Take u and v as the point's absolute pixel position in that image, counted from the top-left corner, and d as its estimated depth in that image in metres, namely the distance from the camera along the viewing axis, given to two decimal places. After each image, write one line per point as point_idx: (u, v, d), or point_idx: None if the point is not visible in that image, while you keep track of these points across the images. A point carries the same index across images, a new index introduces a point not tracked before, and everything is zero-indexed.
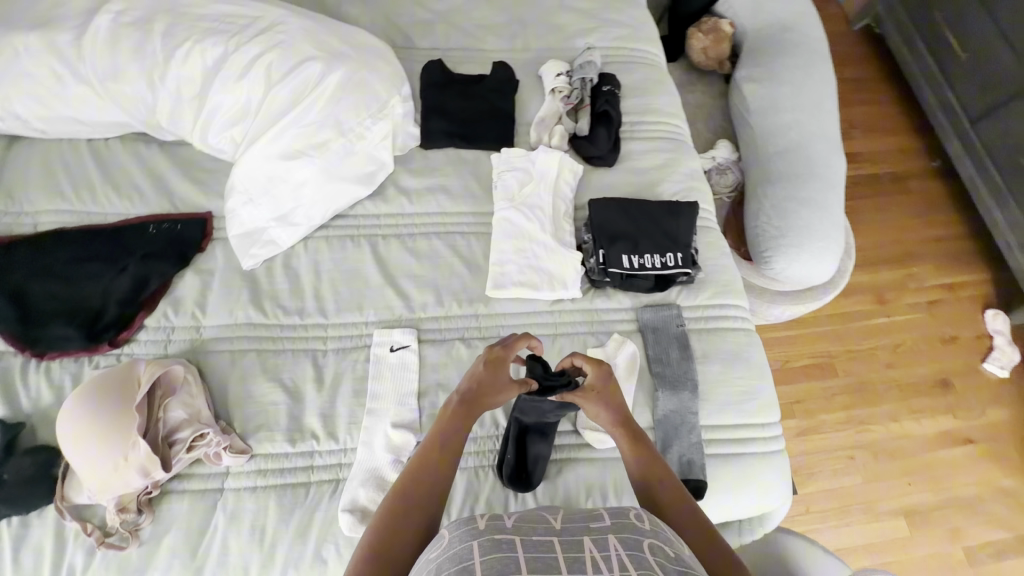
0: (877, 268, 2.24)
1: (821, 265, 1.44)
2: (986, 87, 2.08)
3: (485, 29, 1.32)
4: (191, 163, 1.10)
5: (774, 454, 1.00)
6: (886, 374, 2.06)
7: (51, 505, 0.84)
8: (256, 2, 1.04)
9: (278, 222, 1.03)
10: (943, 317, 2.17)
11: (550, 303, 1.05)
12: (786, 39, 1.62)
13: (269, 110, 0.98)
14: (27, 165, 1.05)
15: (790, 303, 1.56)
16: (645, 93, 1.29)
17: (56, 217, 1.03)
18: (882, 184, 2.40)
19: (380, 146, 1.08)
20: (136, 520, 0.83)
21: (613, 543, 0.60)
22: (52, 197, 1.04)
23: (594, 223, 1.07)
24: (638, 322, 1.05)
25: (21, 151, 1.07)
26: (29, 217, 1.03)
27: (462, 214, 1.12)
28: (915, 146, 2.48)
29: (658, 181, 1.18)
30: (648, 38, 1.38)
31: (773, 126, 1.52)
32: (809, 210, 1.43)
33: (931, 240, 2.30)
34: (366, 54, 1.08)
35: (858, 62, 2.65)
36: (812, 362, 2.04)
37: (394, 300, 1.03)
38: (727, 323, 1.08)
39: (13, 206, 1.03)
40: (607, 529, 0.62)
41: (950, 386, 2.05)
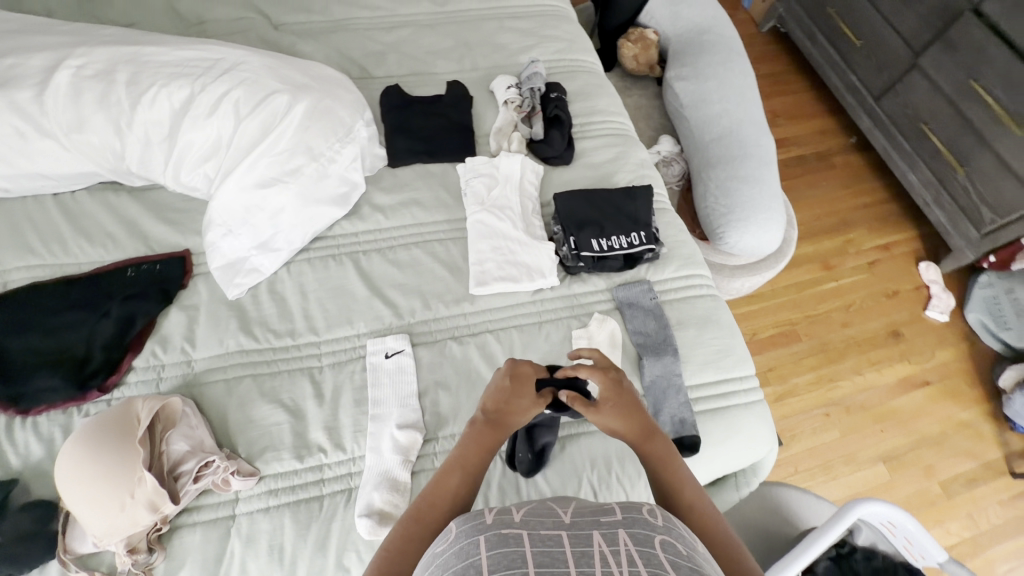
0: (818, 238, 2.43)
1: (769, 235, 1.57)
2: (882, 67, 2.35)
3: (435, 55, 1.42)
4: (163, 205, 1.12)
5: (756, 403, 1.08)
6: (843, 332, 2.22)
7: (53, 561, 0.81)
8: (216, 46, 1.09)
9: (260, 250, 1.05)
10: (883, 274, 2.37)
11: (531, 293, 1.11)
12: (705, 40, 1.79)
13: (240, 144, 1.02)
14: None
15: (748, 274, 1.69)
16: (589, 97, 1.40)
17: (27, 273, 1.02)
18: (810, 163, 2.63)
19: (351, 168, 1.14)
20: (148, 559, 0.82)
21: (624, 538, 0.54)
22: (21, 253, 1.03)
23: (562, 214, 1.15)
24: (615, 300, 1.12)
25: None
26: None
27: (437, 223, 1.18)
28: (832, 126, 2.75)
29: (613, 172, 1.29)
30: (584, 49, 1.51)
31: (707, 116, 1.67)
32: (750, 186, 1.57)
33: (860, 207, 2.53)
34: (327, 84, 1.14)
35: (771, 58, 2.93)
36: (776, 331, 2.18)
37: (383, 310, 1.06)
38: (694, 291, 1.17)
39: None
40: (618, 523, 0.56)
41: (901, 336, 2.23)
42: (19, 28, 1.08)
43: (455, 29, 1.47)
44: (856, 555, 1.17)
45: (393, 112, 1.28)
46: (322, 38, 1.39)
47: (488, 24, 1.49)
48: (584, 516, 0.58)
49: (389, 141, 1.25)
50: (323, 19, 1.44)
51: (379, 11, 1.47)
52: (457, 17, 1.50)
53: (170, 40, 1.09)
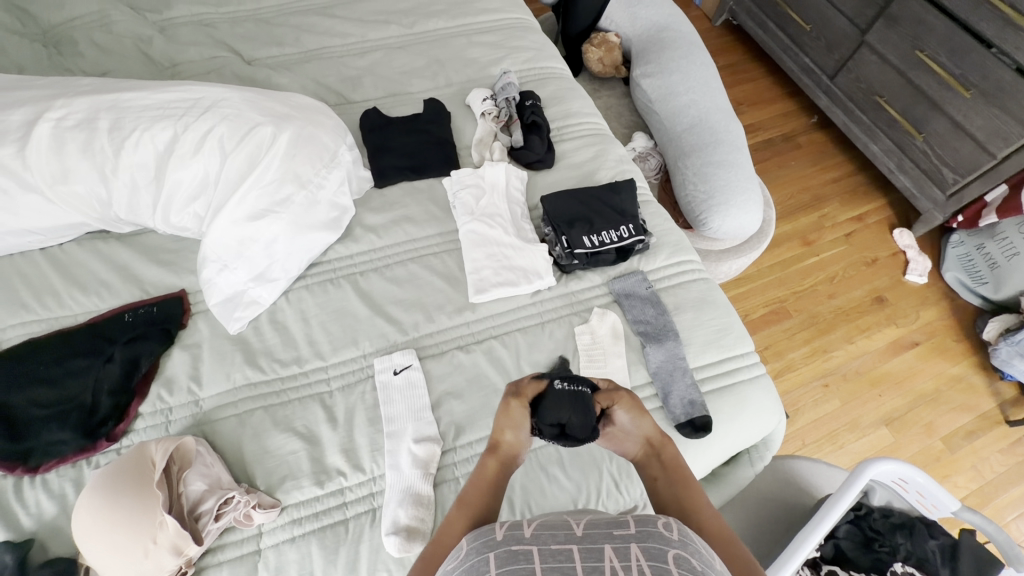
0: (795, 216, 2.51)
1: (750, 216, 1.62)
2: (833, 48, 2.46)
3: (408, 74, 1.44)
4: (154, 248, 1.11)
5: (760, 378, 1.11)
6: (831, 304, 2.28)
7: None
8: (194, 86, 1.10)
9: (259, 281, 1.06)
10: (861, 244, 2.45)
11: (531, 295, 1.13)
12: (665, 37, 1.86)
13: (229, 179, 1.03)
14: None
15: (734, 257, 1.73)
16: (563, 101, 1.44)
17: (21, 330, 1.01)
18: (777, 145, 2.72)
19: (340, 193, 1.15)
20: None
21: (636, 554, 0.52)
22: (12, 311, 1.02)
23: (551, 215, 1.18)
24: (612, 293, 1.15)
25: None
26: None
27: (429, 236, 1.19)
28: (794, 108, 2.85)
29: (595, 170, 1.32)
30: (552, 56, 1.55)
31: (676, 109, 1.73)
32: (726, 171, 1.61)
33: (831, 182, 2.62)
34: (308, 112, 1.16)
35: (728, 50, 3.03)
36: (767, 310, 2.23)
37: (387, 328, 1.07)
38: (686, 276, 1.20)
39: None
40: (632, 536, 0.55)
41: (885, 301, 2.30)
42: None
43: (425, 49, 1.50)
44: (873, 515, 1.20)
45: (374, 133, 1.30)
46: (296, 69, 1.41)
47: (456, 40, 1.53)
48: (598, 528, 0.56)
49: (373, 162, 1.27)
50: (294, 50, 1.46)
51: (350, 38, 1.50)
52: (426, 38, 1.54)
53: (147, 84, 1.10)
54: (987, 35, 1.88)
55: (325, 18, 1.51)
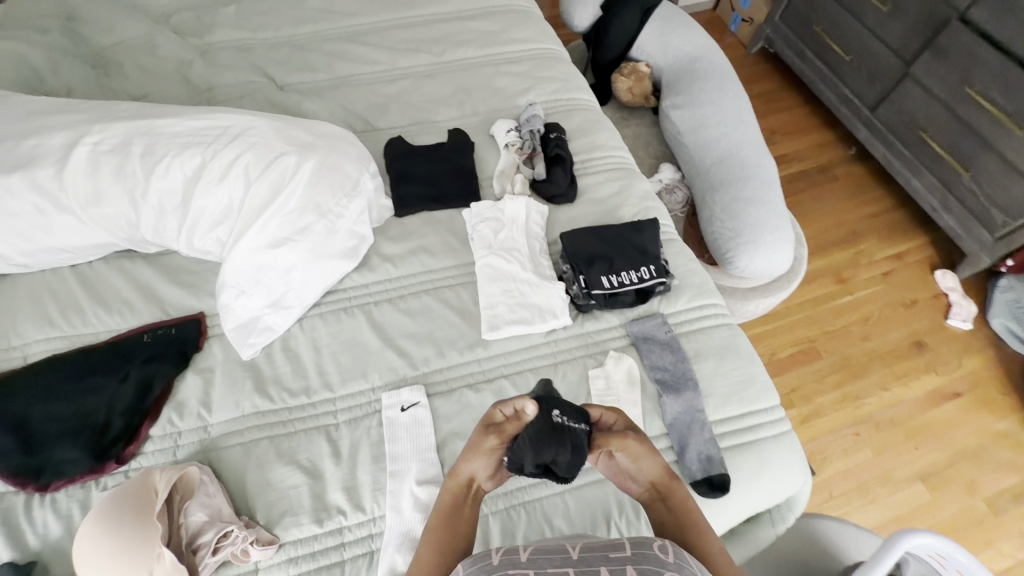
0: (829, 251, 2.41)
1: (780, 256, 1.55)
2: (875, 80, 2.37)
3: (435, 103, 1.45)
4: (177, 269, 1.14)
5: (784, 435, 1.05)
6: (865, 346, 2.16)
7: None
8: (224, 114, 1.12)
9: (276, 307, 1.06)
10: (899, 284, 2.33)
11: (545, 335, 1.10)
12: (697, 68, 1.83)
13: (251, 206, 1.04)
14: (13, 301, 1.07)
15: (761, 296, 1.67)
16: (588, 133, 1.42)
17: (46, 346, 1.04)
18: (812, 177, 2.63)
19: (359, 222, 1.16)
20: None
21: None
22: (39, 327, 1.05)
23: (569, 253, 1.15)
24: (629, 336, 1.11)
25: (5, 288, 1.08)
26: (18, 349, 1.03)
27: (446, 269, 1.18)
28: (831, 139, 2.76)
29: (618, 206, 1.29)
30: (580, 87, 1.54)
31: (705, 142, 1.69)
32: (756, 208, 1.56)
33: (868, 218, 2.51)
34: (333, 141, 1.17)
35: (764, 77, 2.97)
36: (795, 349, 2.13)
37: (398, 361, 1.06)
38: (709, 321, 1.16)
39: (1, 341, 1.03)
40: (627, 559, 0.56)
41: (925, 346, 2.17)
42: (39, 108, 1.12)
43: (453, 78, 1.51)
44: None
45: (396, 161, 1.30)
46: (326, 95, 1.43)
47: (485, 70, 1.53)
48: (593, 552, 0.58)
49: (394, 191, 1.27)
50: (326, 76, 1.48)
51: (380, 65, 1.52)
52: (454, 66, 1.55)
53: (181, 110, 1.13)
54: None
55: (358, 45, 1.54)
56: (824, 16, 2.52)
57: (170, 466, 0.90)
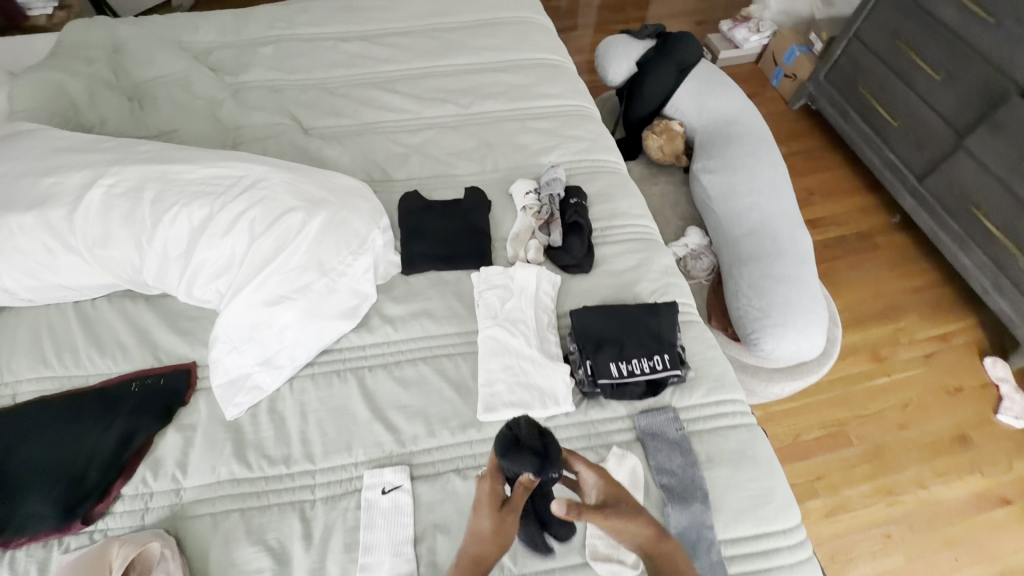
0: (865, 325, 2.25)
1: (810, 340, 1.44)
2: (924, 148, 2.25)
3: (456, 156, 1.42)
4: (176, 314, 1.12)
5: (803, 565, 0.93)
6: (901, 436, 1.99)
7: None
8: (240, 163, 1.11)
9: (268, 366, 1.02)
10: (944, 369, 2.15)
11: (544, 420, 1.03)
12: (732, 132, 1.76)
13: (254, 262, 1.01)
14: (13, 335, 1.07)
15: (787, 379, 1.55)
16: (611, 198, 1.37)
17: (37, 385, 1.02)
18: (851, 244, 2.49)
19: (363, 281, 1.12)
20: None
21: None
22: (34, 365, 1.04)
23: (578, 332, 1.09)
24: (636, 429, 1.02)
25: (8, 321, 1.08)
26: (9, 387, 1.02)
27: (447, 336, 1.13)
28: (874, 205, 2.62)
29: (636, 280, 1.22)
30: (606, 148, 1.49)
31: (736, 211, 1.61)
32: (787, 287, 1.46)
33: (911, 292, 2.35)
34: (345, 196, 1.15)
35: (804, 135, 2.87)
36: (822, 432, 1.98)
37: (386, 435, 1.00)
38: (726, 420, 1.06)
39: None
40: None
41: (970, 442, 1.98)
42: (64, 146, 1.14)
43: (477, 131, 1.49)
44: None
45: (409, 216, 1.27)
46: (348, 141, 1.43)
47: (510, 124, 1.51)
48: None
49: (404, 247, 1.23)
50: (351, 122, 1.48)
51: (405, 114, 1.51)
52: (480, 118, 1.53)
53: (198, 156, 1.13)
54: None
55: (386, 92, 1.54)
56: (872, 79, 2.43)
57: (133, 536, 0.86)
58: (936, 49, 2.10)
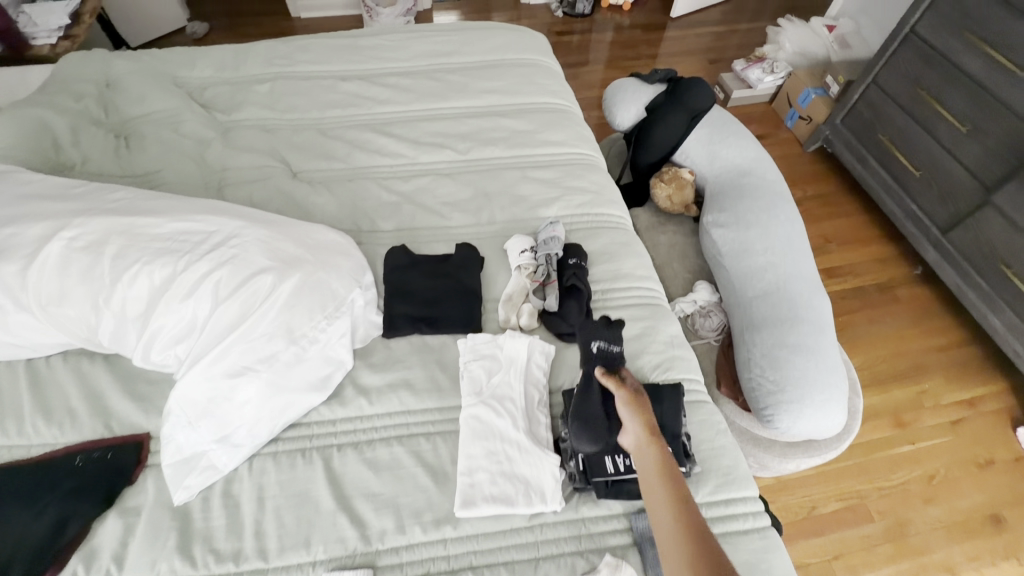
0: (886, 386, 2.11)
1: (829, 418, 1.32)
2: (949, 200, 2.14)
3: (450, 206, 1.34)
4: (135, 377, 1.03)
5: None
6: (928, 513, 1.82)
7: None
8: (213, 216, 1.04)
9: (224, 443, 0.92)
10: (973, 438, 1.99)
11: (529, 518, 0.91)
12: (745, 183, 1.67)
13: (215, 328, 0.92)
14: None
15: (802, 456, 1.42)
16: (613, 257, 1.27)
17: None
18: (870, 296, 2.37)
19: (336, 346, 1.03)
20: None
21: None
22: None
23: (572, 418, 0.98)
24: (633, 533, 0.90)
25: None
26: None
27: (426, 411, 1.02)
28: (894, 255, 2.50)
29: (637, 352, 1.11)
30: (611, 201, 1.41)
31: (748, 270, 1.50)
32: (803, 358, 1.34)
33: (936, 351, 2.21)
34: (324, 254, 1.07)
35: (820, 179, 2.78)
36: (840, 505, 1.82)
37: (349, 530, 0.88)
38: (736, 523, 0.93)
39: None
40: None
41: (1004, 523, 1.81)
42: (32, 192, 1.07)
43: (475, 179, 1.41)
44: None
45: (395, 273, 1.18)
46: (337, 187, 1.35)
47: (510, 172, 1.43)
48: None
49: (386, 307, 1.14)
50: (343, 167, 1.42)
51: (400, 159, 1.44)
52: (478, 165, 1.45)
53: (168, 207, 1.05)
54: None
55: (381, 135, 1.48)
56: (892, 126, 2.34)
57: None
58: (960, 99, 2.02)
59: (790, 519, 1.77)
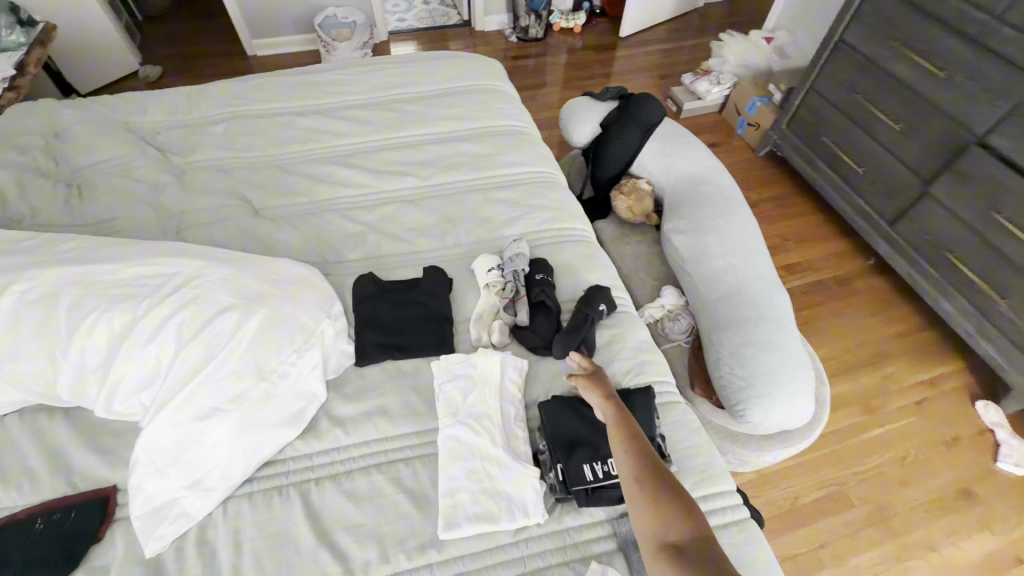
0: (854, 374, 2.19)
1: (798, 409, 1.37)
2: (892, 194, 2.27)
3: (416, 231, 1.36)
4: (97, 429, 1.00)
5: None
6: (903, 493, 1.89)
7: None
8: (173, 258, 1.03)
9: (200, 484, 0.91)
10: (938, 417, 2.08)
11: (514, 534, 0.91)
12: (701, 190, 1.75)
13: (180, 371, 0.91)
14: None
15: (778, 448, 1.46)
16: (579, 270, 1.31)
17: None
18: (830, 289, 2.47)
19: (307, 381, 1.03)
20: None
21: None
22: None
23: (548, 430, 1.00)
24: (617, 539, 0.92)
25: None
26: None
27: (404, 436, 1.02)
28: (848, 248, 2.63)
29: (608, 360, 1.14)
30: (573, 216, 1.45)
31: (710, 273, 1.56)
32: (769, 354, 1.39)
33: (895, 336, 2.32)
34: (291, 287, 1.07)
35: (773, 182, 2.91)
36: (821, 493, 1.87)
37: (331, 569, 0.86)
38: (717, 519, 0.96)
39: None
40: None
41: (975, 496, 1.89)
42: None
43: (439, 206, 1.44)
44: None
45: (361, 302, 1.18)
46: (302, 221, 1.36)
47: (473, 196, 1.46)
48: None
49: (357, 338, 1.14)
50: (306, 201, 1.42)
51: (364, 190, 1.46)
52: (441, 190, 1.48)
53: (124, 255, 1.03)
54: None
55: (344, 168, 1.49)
56: (833, 129, 2.49)
57: None
58: (892, 101, 2.17)
59: (775, 513, 1.81)
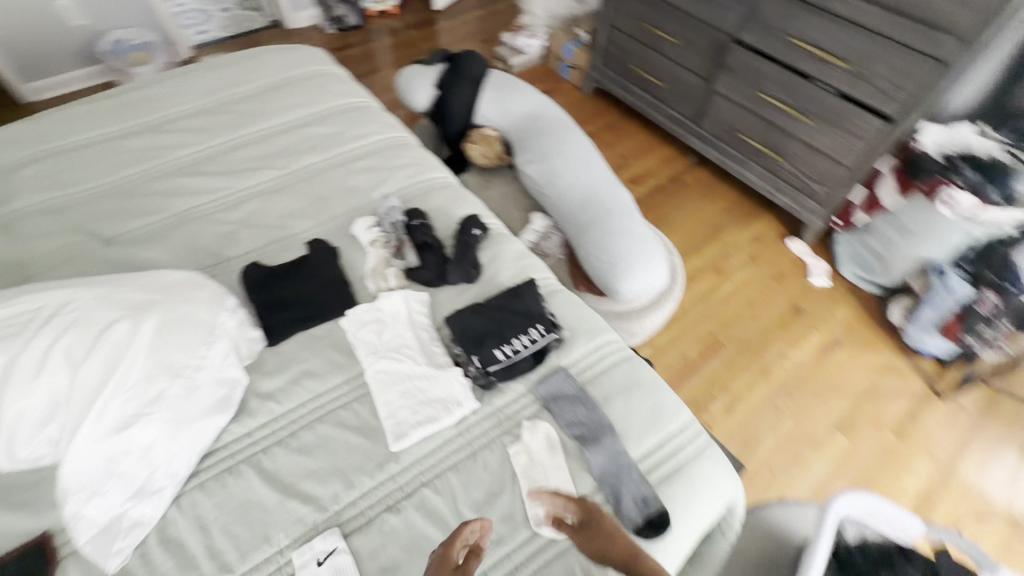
0: (702, 248, 2.65)
1: (655, 273, 1.68)
2: (689, 98, 2.74)
3: (288, 216, 1.40)
4: (5, 488, 0.94)
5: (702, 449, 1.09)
6: (756, 324, 2.36)
7: None
8: (32, 296, 0.99)
9: (142, 494, 0.92)
10: (767, 260, 2.60)
11: (456, 425, 1.06)
12: (538, 122, 1.97)
13: (83, 390, 0.91)
14: None
15: (655, 310, 1.78)
16: (451, 210, 1.46)
17: None
18: (669, 188, 2.92)
19: (221, 367, 1.04)
20: None
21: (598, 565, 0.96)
22: None
23: (458, 335, 1.15)
24: (539, 399, 1.11)
25: None
26: None
27: (335, 388, 1.10)
28: (674, 152, 3.11)
29: (496, 272, 1.32)
30: (433, 168, 1.59)
31: (563, 189, 1.81)
32: (623, 237, 1.68)
33: (724, 211, 2.82)
34: (175, 290, 1.08)
35: (603, 112, 3.30)
36: (701, 344, 2.27)
37: (303, 510, 0.95)
38: (610, 359, 1.19)
39: None
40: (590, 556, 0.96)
41: (803, 309, 2.42)
42: None
43: (302, 186, 1.48)
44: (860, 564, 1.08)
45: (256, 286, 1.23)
46: (164, 237, 1.33)
47: (334, 172, 1.52)
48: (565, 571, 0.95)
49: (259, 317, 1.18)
50: (161, 218, 1.38)
51: (221, 192, 1.45)
52: (302, 174, 1.52)
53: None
54: (806, 69, 2.15)
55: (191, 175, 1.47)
56: (633, 55, 2.89)
57: None
58: (667, 21, 2.60)
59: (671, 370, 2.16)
